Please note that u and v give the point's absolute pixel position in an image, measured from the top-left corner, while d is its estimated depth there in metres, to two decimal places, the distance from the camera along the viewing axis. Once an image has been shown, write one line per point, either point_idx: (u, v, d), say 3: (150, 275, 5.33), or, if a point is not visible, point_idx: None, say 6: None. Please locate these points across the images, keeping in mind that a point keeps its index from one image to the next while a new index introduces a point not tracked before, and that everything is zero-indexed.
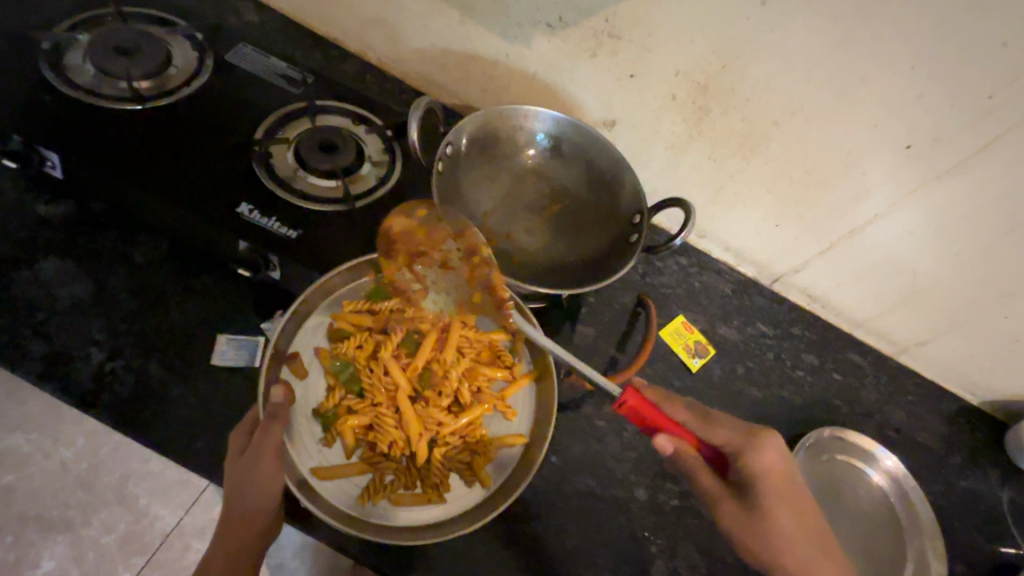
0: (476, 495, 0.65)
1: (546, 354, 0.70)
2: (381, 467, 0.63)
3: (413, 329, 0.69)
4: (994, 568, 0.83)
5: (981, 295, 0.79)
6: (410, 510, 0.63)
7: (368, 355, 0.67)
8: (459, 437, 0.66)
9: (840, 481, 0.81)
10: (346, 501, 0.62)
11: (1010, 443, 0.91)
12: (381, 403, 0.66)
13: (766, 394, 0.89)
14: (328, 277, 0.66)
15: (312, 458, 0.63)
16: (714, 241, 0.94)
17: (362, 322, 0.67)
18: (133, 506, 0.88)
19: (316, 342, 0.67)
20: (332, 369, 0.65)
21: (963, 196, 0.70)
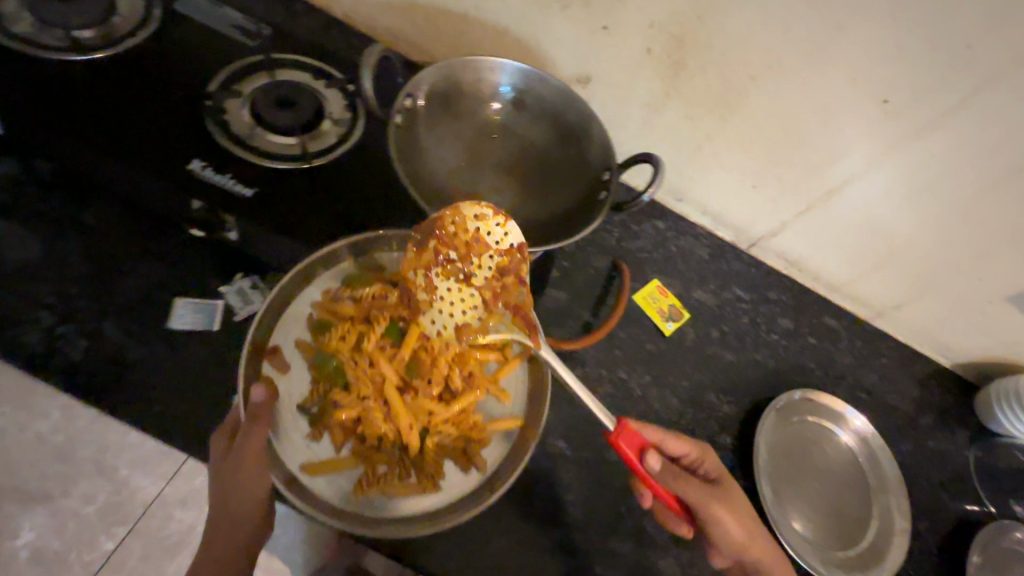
0: (473, 479, 0.64)
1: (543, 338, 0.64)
2: (372, 460, 0.62)
3: (397, 319, 0.64)
4: (959, 525, 0.84)
5: (954, 258, 0.79)
6: (407, 500, 0.62)
7: (352, 346, 0.63)
8: (452, 425, 0.64)
9: (811, 442, 0.81)
10: (338, 495, 0.61)
11: (979, 404, 0.93)
12: (368, 396, 0.62)
13: (741, 357, 0.86)
14: (304, 264, 0.65)
15: (299, 455, 0.61)
16: (692, 204, 0.93)
17: (344, 314, 0.64)
18: (114, 476, 0.88)
19: (298, 334, 0.65)
20: (316, 364, 0.63)
21: (941, 157, 0.69)
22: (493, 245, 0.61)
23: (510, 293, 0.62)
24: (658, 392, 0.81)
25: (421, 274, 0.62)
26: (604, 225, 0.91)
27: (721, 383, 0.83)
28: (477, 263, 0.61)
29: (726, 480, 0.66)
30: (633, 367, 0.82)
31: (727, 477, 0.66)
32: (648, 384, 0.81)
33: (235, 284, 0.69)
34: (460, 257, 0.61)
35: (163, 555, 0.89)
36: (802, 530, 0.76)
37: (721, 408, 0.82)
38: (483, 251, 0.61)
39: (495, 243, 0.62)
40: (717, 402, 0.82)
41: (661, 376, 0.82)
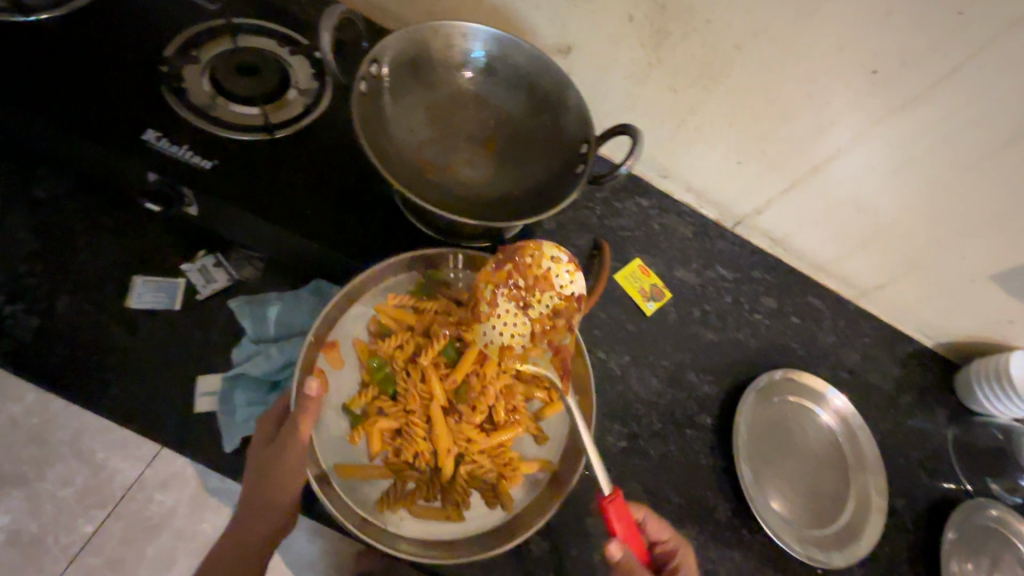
0: (494, 519, 0.61)
1: (589, 381, 0.64)
2: (403, 474, 0.61)
3: (453, 337, 0.64)
4: (935, 503, 0.85)
5: (938, 234, 0.78)
6: (425, 524, 0.60)
7: (409, 357, 0.63)
8: (486, 456, 0.62)
9: (791, 423, 0.80)
10: (364, 504, 0.59)
11: (959, 383, 0.93)
12: (415, 411, 0.62)
13: (722, 337, 0.85)
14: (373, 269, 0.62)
15: (335, 453, 0.60)
16: (676, 181, 0.91)
17: (404, 319, 0.63)
18: (91, 459, 0.86)
19: (356, 333, 0.64)
20: (370, 367, 0.62)
21: (925, 131, 0.67)
22: (557, 287, 0.61)
23: (556, 334, 0.62)
24: (637, 371, 0.80)
25: (490, 289, 0.62)
26: (586, 202, 0.88)
27: (701, 363, 0.82)
28: (540, 296, 0.61)
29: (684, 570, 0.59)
30: (613, 346, 0.80)
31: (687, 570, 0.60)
32: (627, 364, 0.80)
33: (197, 263, 0.66)
34: (521, 285, 0.62)
35: (144, 538, 0.86)
36: (781, 510, 0.75)
37: (701, 388, 0.80)
38: (548, 288, 0.62)
39: (559, 286, 0.62)
40: (697, 381, 0.81)
41: (640, 356, 0.81)
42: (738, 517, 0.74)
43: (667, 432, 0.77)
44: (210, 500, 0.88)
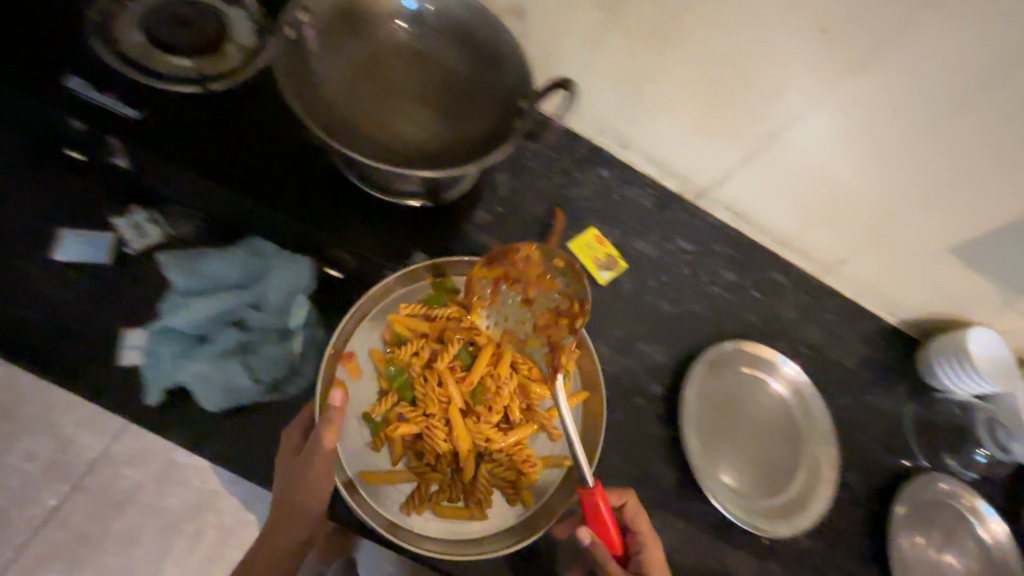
0: (516, 513, 0.63)
1: (596, 372, 0.67)
2: (427, 476, 0.62)
3: (466, 342, 0.66)
4: (891, 479, 0.84)
5: (899, 204, 0.76)
6: (452, 522, 0.61)
7: (425, 363, 0.64)
8: (505, 455, 0.63)
9: (742, 394, 0.79)
10: (393, 507, 0.61)
11: (921, 360, 0.93)
12: (432, 414, 0.62)
13: (679, 309, 0.84)
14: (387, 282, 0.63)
15: (359, 462, 0.61)
16: (638, 151, 0.89)
17: (418, 328, 0.64)
18: (57, 432, 0.88)
19: (371, 344, 0.65)
20: (389, 375, 0.63)
21: (881, 91, 0.66)
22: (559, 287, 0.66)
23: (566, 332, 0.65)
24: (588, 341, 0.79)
25: (484, 283, 0.67)
26: (544, 170, 0.86)
27: (655, 333, 0.81)
28: (540, 292, 0.66)
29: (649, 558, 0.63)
30: None
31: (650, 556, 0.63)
32: None
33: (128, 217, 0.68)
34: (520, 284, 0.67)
35: (111, 511, 0.88)
36: (731, 483, 0.75)
37: (653, 358, 0.80)
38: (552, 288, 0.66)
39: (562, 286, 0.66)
40: (650, 352, 0.80)
41: (593, 325, 0.79)
42: (684, 486, 0.73)
43: (615, 402, 0.75)
44: (179, 474, 0.91)
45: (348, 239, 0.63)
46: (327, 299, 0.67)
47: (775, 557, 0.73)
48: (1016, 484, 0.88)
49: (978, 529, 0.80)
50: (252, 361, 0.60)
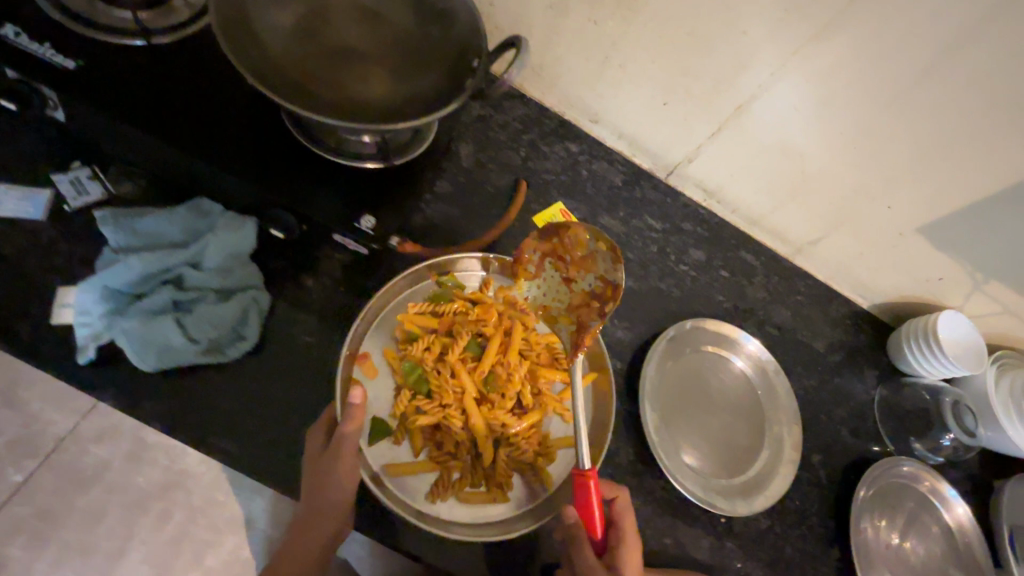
0: (536, 494, 0.63)
1: (599, 351, 0.69)
2: (448, 465, 0.61)
3: (476, 333, 0.66)
4: (855, 462, 0.83)
5: (866, 183, 0.75)
6: (475, 507, 0.61)
7: (437, 357, 0.64)
8: (524, 440, 0.63)
9: (705, 371, 0.78)
10: (418, 496, 0.60)
11: (891, 345, 0.92)
12: (449, 405, 0.62)
13: (643, 285, 0.83)
14: (397, 280, 0.65)
15: (382, 457, 0.61)
16: (607, 126, 0.88)
17: (429, 325, 0.65)
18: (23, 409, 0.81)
19: (383, 343, 0.65)
20: (401, 371, 0.63)
21: (846, 58, 0.64)
22: (599, 271, 0.64)
23: (585, 312, 0.64)
24: None
25: (535, 254, 0.66)
26: (511, 143, 0.85)
27: (617, 310, 0.80)
28: (582, 276, 0.65)
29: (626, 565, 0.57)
30: None
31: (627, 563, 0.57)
32: None
33: (70, 172, 0.62)
34: (535, 267, 0.67)
35: (76, 490, 0.80)
36: (694, 463, 0.73)
37: (614, 334, 0.78)
38: (589, 269, 0.64)
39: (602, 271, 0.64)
40: (611, 328, 0.79)
41: None
42: (642, 464, 0.72)
43: None
44: (148, 452, 0.83)
45: (292, 199, 0.60)
46: (274, 263, 0.65)
47: (733, 536, 0.72)
48: (982, 470, 0.87)
49: (943, 513, 0.79)
50: (186, 322, 0.56)
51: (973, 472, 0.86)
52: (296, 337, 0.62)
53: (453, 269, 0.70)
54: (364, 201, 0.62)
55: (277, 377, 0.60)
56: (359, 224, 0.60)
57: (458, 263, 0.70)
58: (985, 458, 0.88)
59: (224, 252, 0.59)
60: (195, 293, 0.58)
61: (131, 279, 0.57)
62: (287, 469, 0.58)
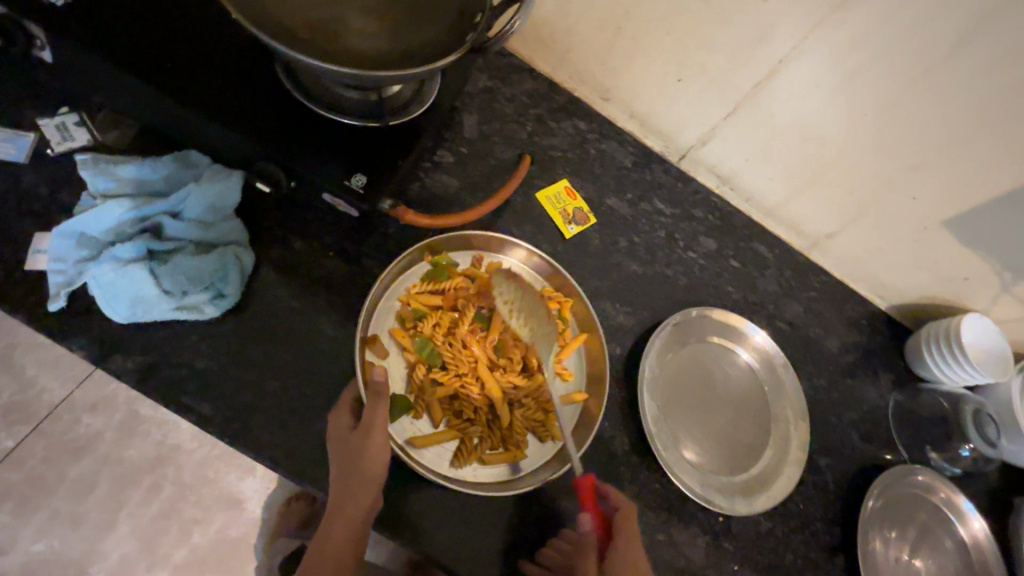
0: (549, 449, 0.63)
1: (590, 313, 0.68)
2: (468, 430, 0.60)
3: (479, 305, 0.65)
4: (864, 467, 0.78)
5: (888, 168, 0.71)
6: (497, 467, 0.61)
7: (446, 332, 0.62)
8: (533, 399, 0.63)
9: (708, 362, 0.74)
10: (442, 462, 0.59)
11: (910, 348, 0.87)
12: (464, 373, 0.61)
13: (648, 270, 0.80)
14: (397, 262, 0.63)
15: (406, 429, 0.59)
16: (619, 105, 0.84)
17: (434, 302, 0.63)
18: (18, 373, 0.77)
19: (390, 324, 0.63)
20: (412, 346, 0.61)
21: (871, 30, 0.61)
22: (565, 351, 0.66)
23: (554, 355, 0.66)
24: None
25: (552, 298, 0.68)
26: (517, 116, 0.82)
27: (619, 293, 0.77)
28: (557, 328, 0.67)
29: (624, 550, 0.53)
30: None
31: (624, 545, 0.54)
32: None
33: (56, 117, 0.60)
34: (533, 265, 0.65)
35: (67, 458, 0.77)
36: (694, 458, 0.69)
37: (615, 318, 0.75)
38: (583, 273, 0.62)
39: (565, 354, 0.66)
40: (612, 311, 0.75)
41: None
42: (638, 455, 0.68)
43: None
44: (142, 423, 0.80)
45: (278, 151, 0.57)
46: (261, 222, 0.62)
47: (731, 537, 0.68)
48: (1002, 485, 0.81)
49: (957, 527, 0.74)
50: (159, 271, 0.54)
51: (993, 486, 0.81)
52: (278, 298, 0.60)
53: (445, 250, 0.68)
54: (354, 160, 0.59)
55: (256, 339, 0.58)
56: (349, 182, 0.57)
57: (454, 242, 0.68)
58: (1007, 472, 0.83)
59: (205, 202, 0.57)
60: (173, 244, 0.56)
61: (107, 225, 0.56)
62: (259, 435, 0.54)
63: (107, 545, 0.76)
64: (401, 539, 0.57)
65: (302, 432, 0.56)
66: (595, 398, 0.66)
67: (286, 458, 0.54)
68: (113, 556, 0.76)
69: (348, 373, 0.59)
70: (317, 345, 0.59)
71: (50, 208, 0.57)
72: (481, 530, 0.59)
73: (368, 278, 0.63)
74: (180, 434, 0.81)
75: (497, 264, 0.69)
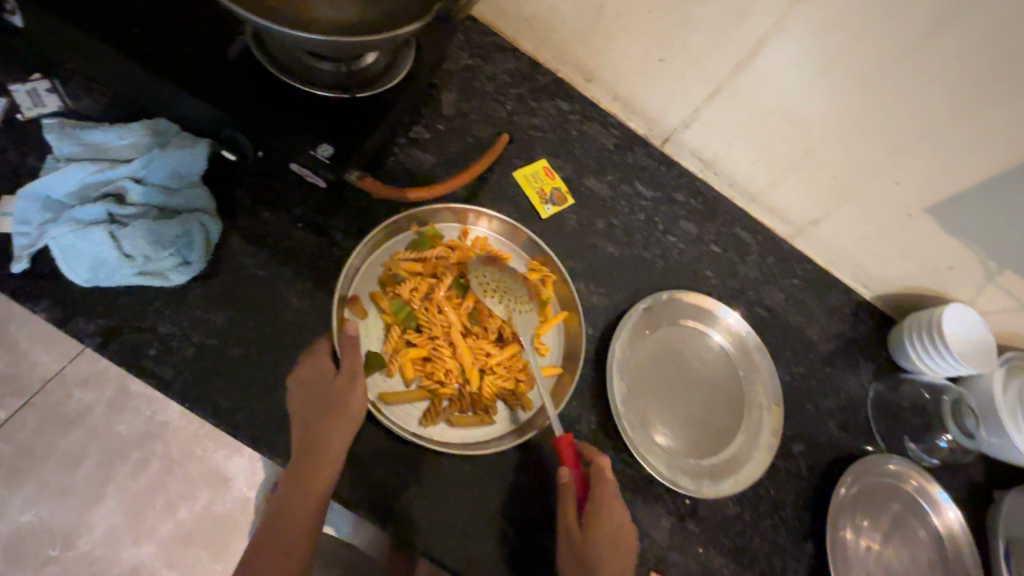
0: (517, 418, 0.63)
1: (570, 291, 0.68)
2: (437, 392, 0.60)
3: (458, 273, 0.65)
4: (839, 456, 0.77)
5: (873, 151, 0.70)
6: (463, 429, 0.61)
7: (423, 297, 0.62)
8: (505, 369, 0.63)
9: (683, 345, 0.74)
10: (410, 420, 0.60)
11: (892, 338, 0.85)
12: (437, 337, 0.61)
13: (626, 253, 0.79)
14: (379, 231, 0.64)
15: (378, 386, 0.60)
16: (602, 86, 0.83)
17: (414, 268, 0.63)
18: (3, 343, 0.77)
19: (372, 287, 0.63)
20: (388, 309, 0.62)
21: (852, 7, 0.59)
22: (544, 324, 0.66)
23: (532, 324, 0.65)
24: None
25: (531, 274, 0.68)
26: (498, 96, 0.82)
27: (594, 275, 0.76)
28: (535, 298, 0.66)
29: (604, 497, 0.56)
30: None
31: (604, 490, 0.57)
32: None
33: (28, 84, 0.61)
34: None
35: (56, 430, 0.76)
36: (664, 441, 0.68)
37: (589, 299, 0.74)
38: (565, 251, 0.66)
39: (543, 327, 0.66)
40: (586, 292, 0.75)
41: None
42: (605, 435, 0.68)
43: None
44: (132, 399, 0.78)
45: (243, 118, 0.57)
46: (230, 191, 0.62)
47: (696, 520, 0.68)
48: (982, 478, 0.80)
49: (932, 517, 0.74)
50: (120, 235, 0.54)
51: (973, 479, 0.80)
52: (244, 268, 0.60)
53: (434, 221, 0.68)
54: (321, 131, 0.58)
55: (219, 308, 0.58)
56: (315, 152, 0.57)
57: (439, 215, 0.68)
58: (987, 465, 0.81)
59: (170, 168, 0.58)
60: (136, 208, 0.57)
61: (73, 189, 0.56)
62: (219, 401, 0.55)
63: (95, 516, 0.75)
64: (359, 508, 0.57)
65: (262, 400, 0.56)
66: (568, 373, 0.65)
67: (245, 425, 0.55)
68: (101, 528, 0.75)
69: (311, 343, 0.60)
70: (281, 315, 0.59)
71: (18, 173, 0.58)
72: (440, 502, 0.59)
73: (336, 251, 0.63)
74: (169, 410, 0.79)
75: (483, 238, 0.69)
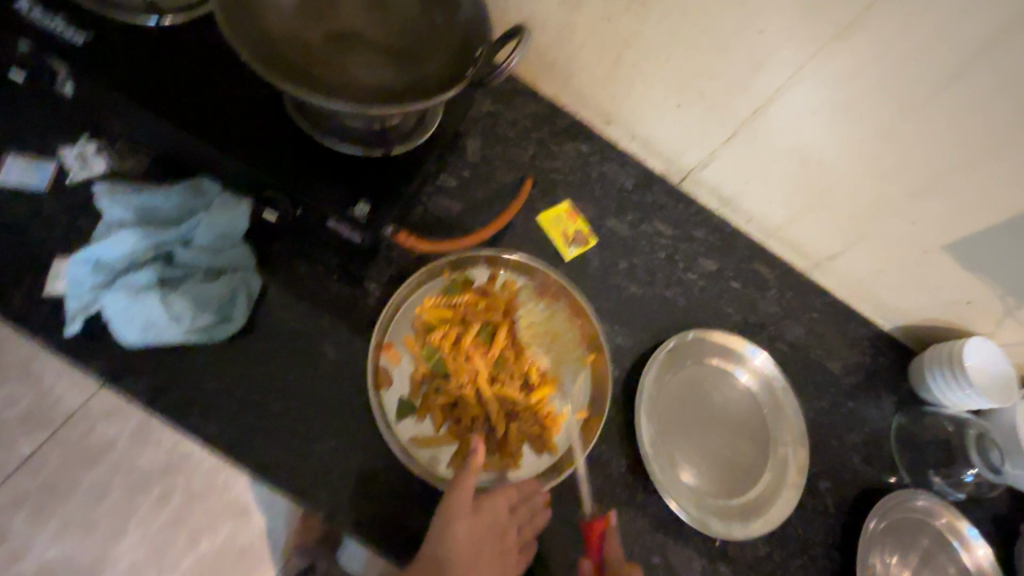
0: (545, 463, 0.63)
1: (598, 336, 0.69)
2: (466, 437, 0.61)
3: (487, 320, 0.66)
4: (864, 491, 0.78)
5: (889, 192, 0.71)
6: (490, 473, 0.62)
7: (453, 344, 0.64)
8: (533, 414, 0.63)
9: (707, 384, 0.75)
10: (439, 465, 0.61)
11: (913, 371, 0.86)
12: (466, 383, 0.62)
13: (648, 292, 0.81)
14: (411, 280, 0.66)
15: (410, 432, 0.61)
16: (621, 128, 0.85)
17: (445, 315, 0.64)
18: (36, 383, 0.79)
19: (406, 333, 0.65)
20: (420, 357, 0.63)
21: (867, 60, 0.61)
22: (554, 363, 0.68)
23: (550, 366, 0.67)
24: None
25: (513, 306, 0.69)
26: (520, 141, 0.84)
27: (618, 315, 0.78)
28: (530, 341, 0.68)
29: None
30: None
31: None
32: None
33: (75, 147, 0.64)
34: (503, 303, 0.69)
35: (77, 468, 0.76)
36: (692, 482, 0.69)
37: (614, 340, 0.76)
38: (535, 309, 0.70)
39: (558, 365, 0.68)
40: (611, 333, 0.76)
41: None
42: (634, 477, 0.69)
43: None
44: (153, 432, 0.79)
45: (285, 180, 0.59)
46: (268, 247, 0.65)
47: (727, 560, 0.69)
48: (1007, 511, 0.80)
49: (960, 552, 0.74)
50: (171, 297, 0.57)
51: (998, 512, 0.80)
52: (284, 322, 0.62)
53: (465, 267, 0.70)
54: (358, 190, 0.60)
55: (261, 361, 0.60)
56: (353, 210, 0.59)
57: (470, 263, 0.70)
58: (1011, 498, 0.82)
59: (216, 231, 0.60)
60: (184, 269, 0.59)
61: (120, 254, 0.58)
62: (261, 455, 0.57)
63: (119, 550, 0.75)
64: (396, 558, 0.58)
65: (303, 453, 0.58)
66: (595, 416, 0.66)
67: (287, 478, 0.56)
68: (123, 562, 0.75)
69: (349, 394, 0.61)
70: (320, 368, 0.61)
71: (73, 235, 0.61)
72: None
73: (371, 302, 0.65)
74: (191, 445, 0.79)
75: (510, 282, 0.70)
